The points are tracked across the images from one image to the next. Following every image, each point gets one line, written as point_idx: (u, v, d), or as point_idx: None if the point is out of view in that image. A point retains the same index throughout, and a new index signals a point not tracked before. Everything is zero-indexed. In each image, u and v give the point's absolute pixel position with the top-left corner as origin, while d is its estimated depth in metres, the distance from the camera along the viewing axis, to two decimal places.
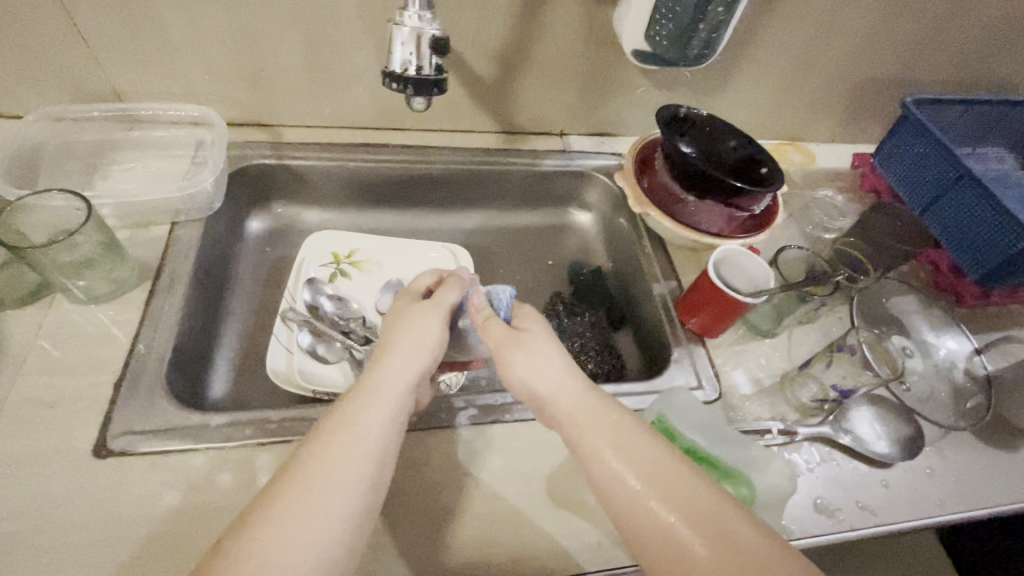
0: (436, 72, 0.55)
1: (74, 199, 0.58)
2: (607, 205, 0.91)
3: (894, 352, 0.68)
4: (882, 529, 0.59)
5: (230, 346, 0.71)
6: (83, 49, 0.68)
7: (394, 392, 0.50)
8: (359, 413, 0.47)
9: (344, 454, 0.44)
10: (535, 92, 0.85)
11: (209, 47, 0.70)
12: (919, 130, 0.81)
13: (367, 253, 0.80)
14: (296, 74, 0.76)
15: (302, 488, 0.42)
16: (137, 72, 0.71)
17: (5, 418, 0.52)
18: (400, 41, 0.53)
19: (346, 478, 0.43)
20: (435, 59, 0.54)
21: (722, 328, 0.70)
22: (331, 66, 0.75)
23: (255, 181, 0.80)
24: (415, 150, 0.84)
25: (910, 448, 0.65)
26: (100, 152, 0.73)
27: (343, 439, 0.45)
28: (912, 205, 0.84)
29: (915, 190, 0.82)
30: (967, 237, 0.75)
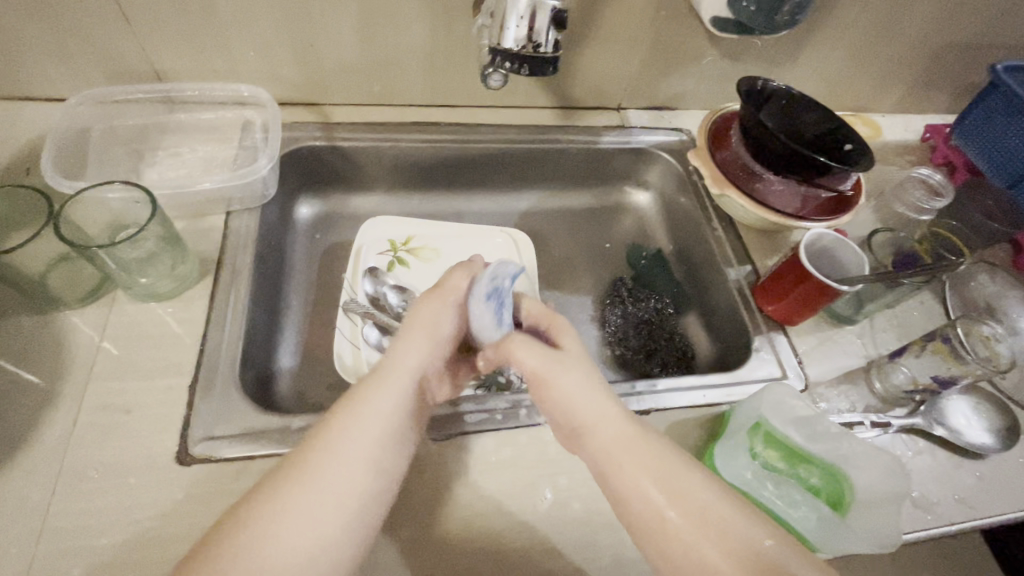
0: (552, 50, 0.55)
1: (134, 191, 0.57)
2: (668, 183, 0.86)
3: (996, 340, 0.63)
4: (983, 523, 0.57)
5: (291, 340, 0.68)
6: (124, 26, 0.63)
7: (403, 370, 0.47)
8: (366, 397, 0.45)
9: (351, 441, 0.43)
10: (595, 64, 0.80)
11: (259, 20, 0.65)
12: (1010, 100, 0.76)
13: (423, 239, 0.77)
14: (347, 49, 0.71)
15: (312, 473, 0.41)
16: (181, 50, 0.67)
17: (81, 424, 0.50)
18: (516, 17, 0.52)
19: (353, 464, 0.42)
20: (553, 34, 0.54)
21: (805, 316, 0.66)
22: (384, 39, 0.71)
23: (304, 165, 0.76)
24: (469, 128, 0.80)
25: (1004, 438, 0.62)
26: (143, 137, 0.69)
27: (353, 425, 0.43)
28: (994, 180, 0.80)
29: (1000, 164, 0.78)
30: None
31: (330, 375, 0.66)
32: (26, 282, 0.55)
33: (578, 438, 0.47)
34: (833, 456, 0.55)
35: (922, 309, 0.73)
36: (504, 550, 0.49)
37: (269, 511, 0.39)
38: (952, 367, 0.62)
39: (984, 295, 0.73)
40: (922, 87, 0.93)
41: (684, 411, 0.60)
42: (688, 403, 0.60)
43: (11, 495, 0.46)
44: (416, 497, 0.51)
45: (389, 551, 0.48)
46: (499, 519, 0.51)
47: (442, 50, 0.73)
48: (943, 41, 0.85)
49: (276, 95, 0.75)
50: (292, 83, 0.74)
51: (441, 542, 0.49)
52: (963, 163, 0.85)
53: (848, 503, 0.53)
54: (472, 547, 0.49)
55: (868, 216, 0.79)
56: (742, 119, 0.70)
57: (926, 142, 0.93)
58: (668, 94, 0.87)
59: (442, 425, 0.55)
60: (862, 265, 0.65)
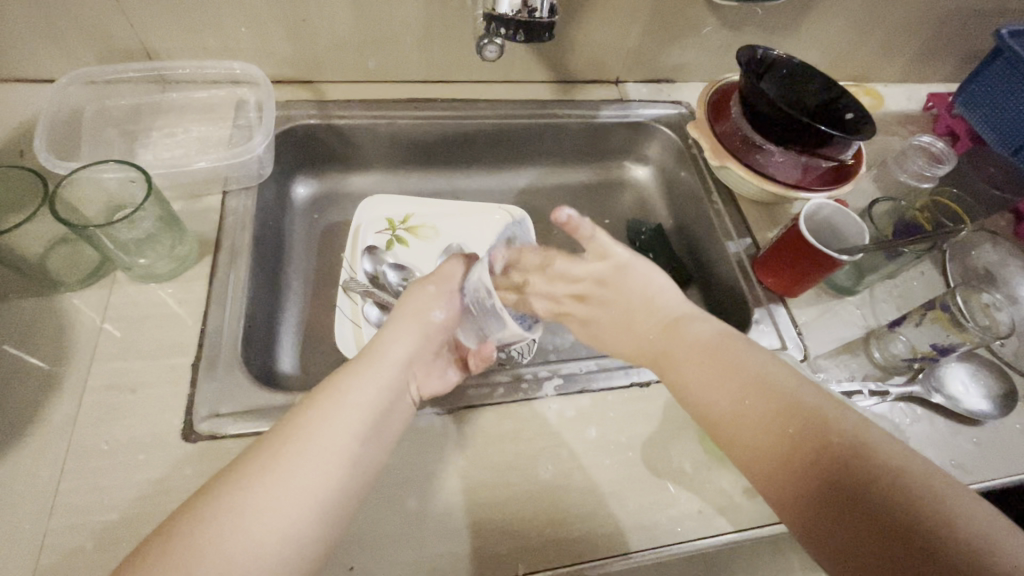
0: (547, 16, 0.54)
1: (130, 170, 0.57)
2: (667, 158, 0.86)
3: (994, 308, 0.63)
4: (978, 487, 0.58)
5: (293, 320, 0.68)
6: (112, 4, 0.62)
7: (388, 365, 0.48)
8: (338, 395, 0.44)
9: (328, 431, 0.42)
10: (593, 37, 0.78)
11: None
12: (1014, 66, 0.75)
13: (422, 217, 0.77)
14: (340, 24, 0.70)
15: (285, 458, 0.40)
16: (171, 26, 0.66)
17: (87, 404, 0.51)
18: None
19: (331, 450, 0.41)
20: (549, 0, 0.53)
21: (804, 287, 0.66)
22: (378, 13, 0.69)
23: (300, 144, 0.75)
24: (465, 104, 0.79)
25: (1001, 405, 0.63)
26: (137, 118, 0.69)
27: (330, 420, 0.43)
28: (998, 148, 0.79)
29: (1004, 132, 0.77)
30: None
31: (333, 354, 0.66)
32: (26, 265, 0.55)
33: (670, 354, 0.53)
34: None
35: (923, 278, 0.73)
36: (507, 521, 0.50)
37: (240, 492, 0.38)
38: (952, 335, 0.61)
39: (985, 264, 0.73)
40: (925, 55, 0.91)
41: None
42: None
43: (22, 472, 0.47)
44: (420, 470, 0.51)
45: (396, 522, 0.48)
46: (502, 490, 0.51)
47: (437, 24, 0.72)
48: (947, 6, 0.83)
49: (269, 73, 0.74)
50: (286, 60, 0.73)
51: (445, 513, 0.49)
52: (966, 131, 0.84)
53: None
54: (477, 516, 0.50)
55: (869, 186, 0.79)
56: (740, 89, 0.69)
57: (929, 111, 0.92)
58: (667, 67, 0.86)
59: (445, 401, 0.55)
60: (862, 235, 0.64)
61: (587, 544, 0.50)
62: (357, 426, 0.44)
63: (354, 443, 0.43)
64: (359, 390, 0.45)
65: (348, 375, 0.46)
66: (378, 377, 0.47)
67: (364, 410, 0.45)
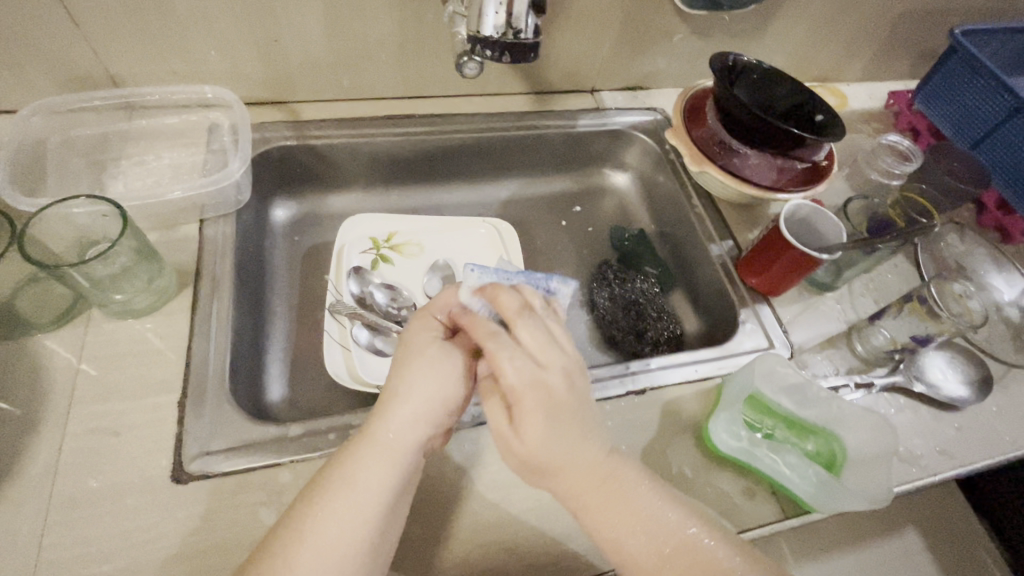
0: (532, 36, 0.54)
1: (101, 204, 0.54)
2: (645, 163, 0.87)
3: (965, 295, 0.67)
4: (963, 471, 0.60)
5: (280, 347, 0.66)
6: (73, 31, 0.60)
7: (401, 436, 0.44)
8: (360, 467, 0.42)
9: (340, 509, 0.41)
10: (567, 48, 0.79)
11: (219, 19, 0.63)
12: (971, 64, 0.78)
13: (406, 234, 0.76)
14: (314, 44, 0.69)
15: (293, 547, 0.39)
16: (138, 51, 0.64)
17: (67, 451, 0.48)
18: (494, 3, 0.52)
19: (349, 525, 0.40)
20: (532, 20, 0.53)
21: (787, 286, 0.68)
22: (351, 32, 0.69)
23: (276, 166, 0.73)
24: (443, 119, 0.78)
25: (978, 389, 0.65)
26: (103, 147, 0.66)
27: (336, 504, 0.41)
28: (959, 143, 0.82)
29: (964, 127, 0.81)
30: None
31: (323, 380, 0.65)
32: None
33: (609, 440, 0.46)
34: (824, 420, 0.57)
35: (896, 271, 0.76)
36: (515, 540, 0.49)
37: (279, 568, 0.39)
38: (928, 326, 0.64)
39: (953, 255, 0.76)
40: (883, 55, 0.95)
41: (678, 389, 0.61)
42: (680, 377, 0.62)
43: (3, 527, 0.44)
44: (422, 495, 0.50)
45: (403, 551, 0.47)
46: (507, 509, 0.51)
47: (411, 41, 0.72)
48: (902, 9, 0.87)
49: (241, 94, 0.72)
50: (258, 81, 0.71)
51: (449, 537, 0.49)
52: (926, 127, 0.88)
53: (840, 464, 0.55)
54: (482, 539, 0.49)
55: (840, 184, 0.81)
56: (715, 94, 0.71)
57: (890, 109, 0.95)
58: (641, 74, 0.87)
59: None
60: (838, 233, 0.67)
61: (595, 557, 0.50)
62: (372, 500, 0.41)
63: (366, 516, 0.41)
64: (372, 464, 0.42)
65: (368, 454, 0.43)
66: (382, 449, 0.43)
67: (381, 488, 0.42)
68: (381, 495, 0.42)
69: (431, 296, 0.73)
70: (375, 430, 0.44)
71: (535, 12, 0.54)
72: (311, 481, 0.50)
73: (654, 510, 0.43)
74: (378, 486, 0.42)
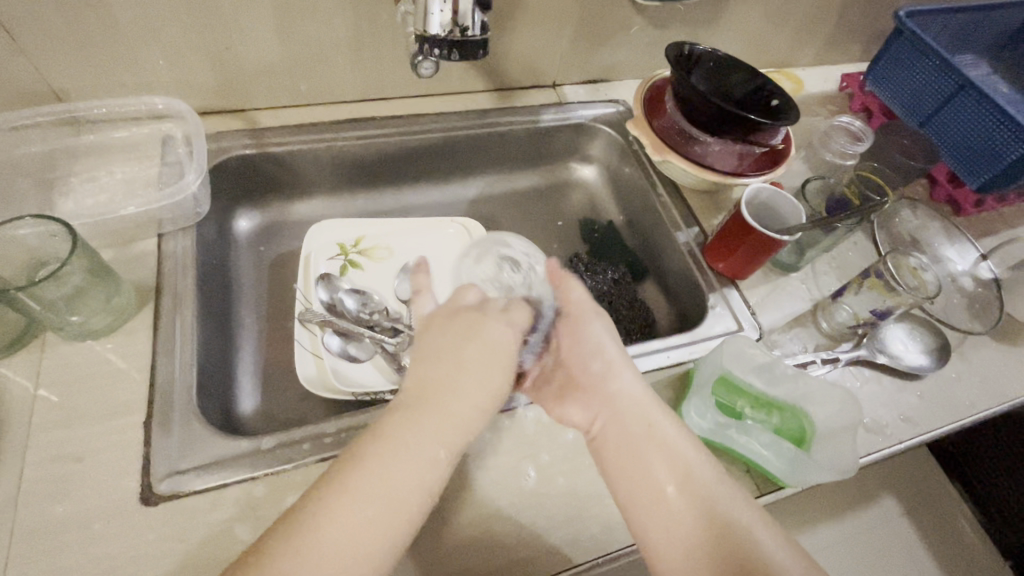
0: (480, 33, 0.54)
1: (51, 224, 0.52)
2: (610, 155, 0.88)
3: (923, 268, 0.68)
4: (926, 437, 0.63)
5: (251, 360, 0.65)
6: (9, 45, 0.57)
7: (443, 437, 0.44)
8: (372, 473, 0.42)
9: (370, 498, 0.41)
10: (526, 43, 0.79)
11: (166, 28, 0.61)
12: (916, 42, 0.81)
13: (374, 238, 0.76)
14: (266, 50, 0.68)
15: (312, 540, 0.39)
16: (81, 63, 0.62)
17: (27, 481, 0.47)
18: (439, 1, 0.52)
19: (379, 516, 0.41)
20: (479, 17, 0.53)
21: (752, 269, 0.69)
22: (305, 36, 0.68)
23: (237, 176, 0.72)
24: (406, 120, 0.78)
25: (938, 357, 0.68)
26: (51, 164, 0.64)
27: (357, 509, 0.40)
28: (909, 120, 0.85)
29: (914, 105, 0.83)
30: (972, 145, 0.77)
31: (296, 390, 0.64)
32: None
33: (591, 394, 0.53)
34: (793, 397, 0.59)
35: (857, 248, 0.78)
36: (497, 536, 0.50)
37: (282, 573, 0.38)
38: (887, 299, 0.66)
39: (910, 230, 0.79)
40: (835, 39, 0.98)
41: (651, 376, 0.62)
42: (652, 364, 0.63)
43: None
44: None
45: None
46: (487, 506, 0.51)
47: (368, 43, 0.71)
48: None
49: (194, 103, 0.71)
50: (213, 90, 0.70)
51: (431, 538, 0.49)
52: (879, 108, 0.91)
53: (810, 439, 0.56)
54: (464, 537, 0.49)
55: (799, 166, 0.83)
56: (673, 84, 0.71)
57: (844, 91, 0.98)
58: (601, 67, 0.87)
59: None
60: (798, 215, 0.68)
61: (576, 546, 0.50)
62: (407, 493, 0.42)
63: (399, 506, 0.42)
64: (411, 460, 0.43)
65: (382, 461, 0.42)
66: (421, 448, 0.43)
67: (397, 496, 0.42)
68: (416, 489, 0.42)
69: (403, 299, 0.72)
70: (395, 437, 0.43)
71: (483, 9, 0.54)
72: (287, 493, 0.49)
73: (629, 478, 0.49)
74: (415, 483, 0.42)
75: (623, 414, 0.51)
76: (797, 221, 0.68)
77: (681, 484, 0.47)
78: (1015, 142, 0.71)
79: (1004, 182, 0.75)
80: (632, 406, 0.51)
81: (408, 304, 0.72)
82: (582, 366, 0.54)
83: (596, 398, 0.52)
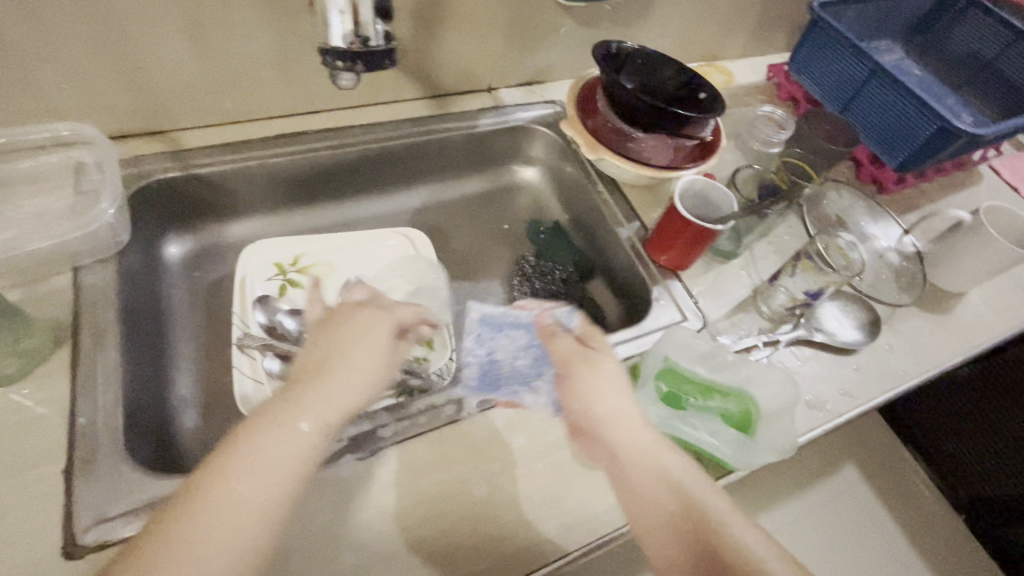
0: (385, 43, 0.53)
1: None
2: (551, 155, 0.88)
3: (850, 246, 0.72)
4: (866, 408, 0.65)
5: (188, 394, 0.62)
6: None
7: (315, 409, 0.42)
8: (251, 456, 0.39)
9: (241, 485, 0.38)
10: (457, 49, 0.78)
11: (67, 50, 0.58)
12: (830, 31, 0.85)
13: (313, 256, 0.74)
14: (181, 67, 0.65)
15: (186, 524, 0.36)
16: None
17: None
18: (337, 11, 0.51)
19: (257, 489, 0.38)
20: (381, 27, 0.53)
21: (691, 259, 0.71)
22: (223, 52, 0.65)
23: (162, 201, 0.69)
24: (340, 132, 0.76)
25: (870, 331, 0.71)
26: None
27: (230, 494, 0.37)
28: (831, 106, 0.89)
29: (834, 92, 0.88)
30: (891, 126, 0.81)
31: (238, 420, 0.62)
32: None
33: (597, 430, 0.50)
34: (735, 381, 0.60)
35: (790, 232, 0.81)
36: (450, 551, 0.49)
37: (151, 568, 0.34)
38: (818, 280, 0.67)
39: (836, 211, 0.83)
40: (760, 30, 1.01)
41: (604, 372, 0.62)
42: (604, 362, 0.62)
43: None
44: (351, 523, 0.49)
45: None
46: (440, 522, 0.50)
47: (291, 55, 0.69)
48: None
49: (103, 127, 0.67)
50: (128, 112, 0.67)
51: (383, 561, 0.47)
52: (804, 95, 0.94)
53: (754, 422, 0.58)
54: (418, 555, 0.48)
55: (734, 156, 0.86)
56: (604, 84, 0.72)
57: (771, 81, 1.00)
58: (536, 68, 0.88)
59: (364, 444, 0.53)
60: (731, 203, 0.70)
61: (532, 553, 0.50)
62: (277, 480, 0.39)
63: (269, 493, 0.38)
64: (290, 428, 0.40)
65: (259, 437, 0.39)
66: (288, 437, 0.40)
67: (274, 478, 0.39)
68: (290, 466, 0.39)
69: None
70: (277, 419, 0.40)
71: (385, 18, 0.53)
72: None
73: (636, 509, 0.46)
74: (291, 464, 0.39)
75: (624, 451, 0.48)
76: (730, 210, 0.70)
77: (680, 509, 0.44)
78: (928, 119, 0.76)
79: (922, 159, 0.80)
80: (636, 434, 0.48)
81: None
82: (579, 406, 0.52)
83: (609, 432, 0.49)
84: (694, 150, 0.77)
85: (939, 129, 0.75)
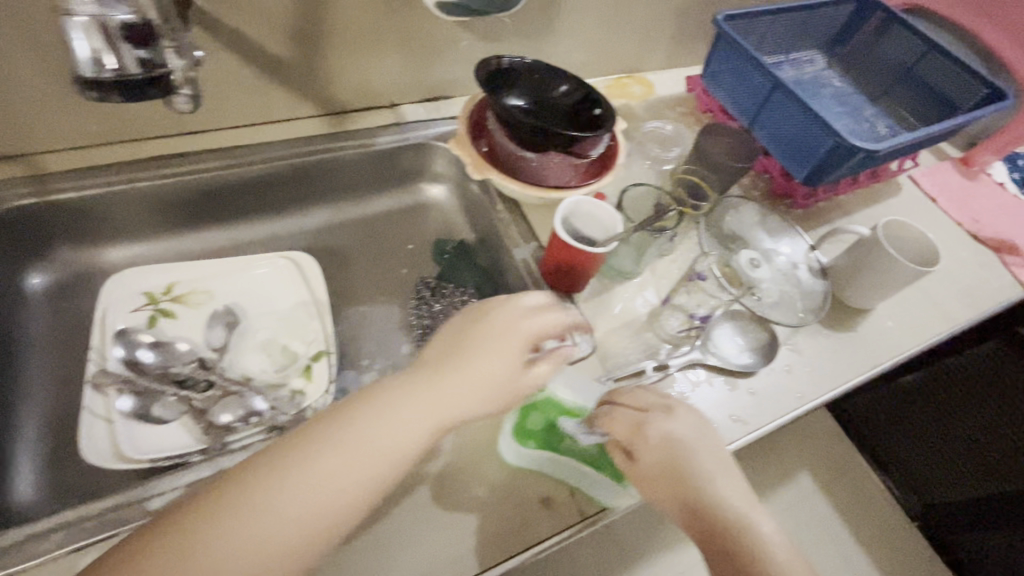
0: (142, 71, 0.56)
1: None
2: (455, 173, 0.92)
3: (742, 267, 0.82)
4: (757, 434, 0.68)
5: (37, 433, 0.65)
6: None
7: (440, 395, 0.54)
8: (296, 471, 0.48)
9: (280, 499, 0.47)
10: (351, 69, 0.83)
11: None
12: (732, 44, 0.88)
13: (187, 284, 0.78)
14: (40, 90, 0.68)
15: (205, 526, 0.45)
16: None
17: None
18: (77, 32, 0.52)
19: (295, 522, 0.47)
20: (137, 53, 0.55)
21: (583, 280, 0.73)
22: (75, 77, 0.67)
23: (18, 230, 0.71)
24: (223, 153, 0.79)
25: (766, 351, 0.75)
26: None
27: (232, 515, 0.46)
28: (741, 117, 0.93)
29: (739, 102, 0.92)
30: (792, 138, 0.85)
31: None
32: None
33: (664, 442, 0.59)
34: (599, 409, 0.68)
35: (692, 251, 0.85)
36: None
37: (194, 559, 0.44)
38: (712, 303, 0.78)
39: (734, 228, 0.86)
40: (677, 44, 1.06)
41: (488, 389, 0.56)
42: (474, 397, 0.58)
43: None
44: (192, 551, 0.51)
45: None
46: None
47: None
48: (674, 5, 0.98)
49: None
50: (8, 138, 0.71)
51: None
52: (719, 107, 1.00)
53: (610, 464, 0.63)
54: None
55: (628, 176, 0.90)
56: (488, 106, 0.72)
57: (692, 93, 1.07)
58: (440, 82, 0.92)
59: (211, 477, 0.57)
60: (617, 224, 0.69)
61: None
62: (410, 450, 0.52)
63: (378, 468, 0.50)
64: (315, 466, 0.49)
65: (306, 454, 0.49)
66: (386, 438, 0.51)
67: (336, 482, 0.49)
68: (395, 448, 0.51)
69: (214, 346, 0.75)
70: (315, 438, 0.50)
71: (141, 46, 0.56)
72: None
73: (729, 509, 0.56)
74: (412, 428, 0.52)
75: (692, 445, 0.59)
76: (617, 229, 0.69)
77: (747, 504, 0.57)
78: (826, 134, 0.79)
79: (824, 173, 0.84)
80: (702, 445, 0.60)
81: (219, 351, 0.75)
82: (656, 450, 0.58)
83: (704, 454, 0.59)
84: (594, 165, 0.77)
85: (838, 142, 0.78)
